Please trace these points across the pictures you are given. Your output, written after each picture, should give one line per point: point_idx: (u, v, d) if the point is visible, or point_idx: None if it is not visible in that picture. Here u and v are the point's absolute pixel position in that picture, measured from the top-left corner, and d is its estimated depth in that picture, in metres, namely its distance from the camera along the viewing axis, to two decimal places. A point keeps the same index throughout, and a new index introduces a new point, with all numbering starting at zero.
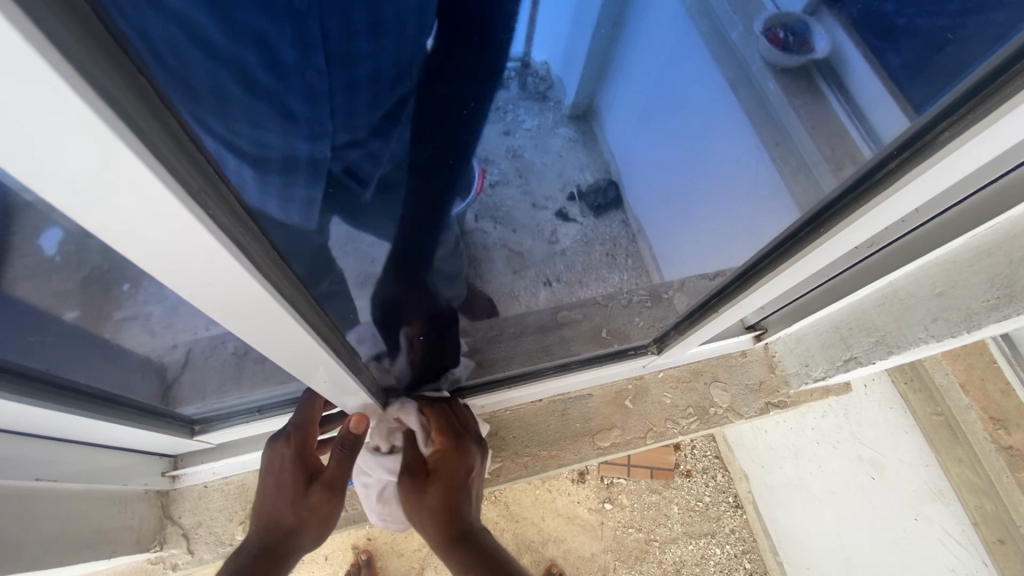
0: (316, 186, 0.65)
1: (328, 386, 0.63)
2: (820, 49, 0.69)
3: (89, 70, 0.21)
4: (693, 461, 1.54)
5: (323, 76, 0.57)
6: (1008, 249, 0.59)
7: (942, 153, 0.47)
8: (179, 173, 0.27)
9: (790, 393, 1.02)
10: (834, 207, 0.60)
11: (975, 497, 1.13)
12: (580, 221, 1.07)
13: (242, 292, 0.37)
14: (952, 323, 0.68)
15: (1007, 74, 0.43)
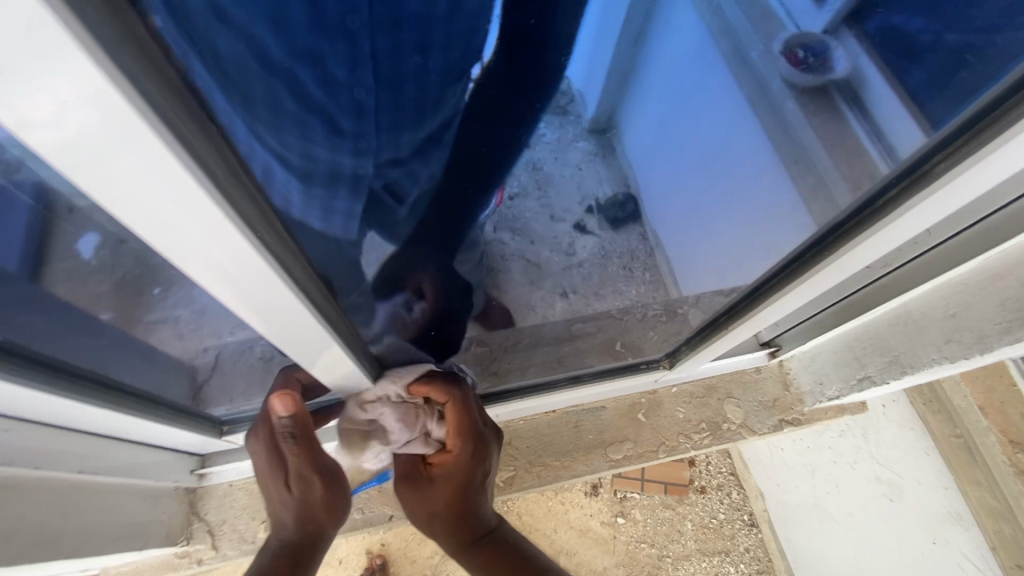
0: (356, 201, 0.67)
1: (337, 379, 0.65)
2: (840, 69, 0.72)
3: (162, 108, 0.24)
4: (708, 477, 1.52)
5: (370, 92, 0.59)
6: (1021, 273, 0.60)
7: (938, 185, 0.46)
8: (227, 195, 0.30)
9: (804, 411, 1.02)
10: (841, 228, 0.59)
11: (994, 521, 1.18)
12: (597, 233, 1.14)
13: (266, 296, 0.41)
14: (965, 344, 0.67)
15: (1001, 110, 0.41)
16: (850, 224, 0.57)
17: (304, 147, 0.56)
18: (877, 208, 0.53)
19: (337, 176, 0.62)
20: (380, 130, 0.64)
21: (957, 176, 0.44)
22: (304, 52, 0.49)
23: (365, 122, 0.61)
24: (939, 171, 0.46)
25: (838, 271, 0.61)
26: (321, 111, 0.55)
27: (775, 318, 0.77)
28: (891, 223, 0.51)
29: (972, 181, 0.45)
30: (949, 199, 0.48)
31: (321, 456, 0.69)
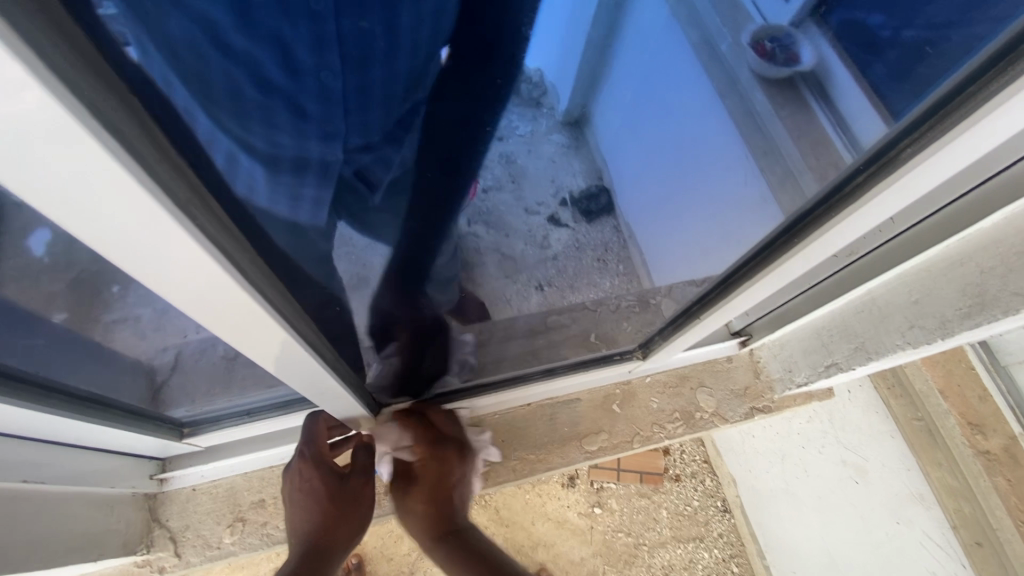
0: (325, 188, 0.66)
1: (305, 387, 0.62)
2: (807, 61, 0.70)
3: (81, 88, 0.22)
4: (682, 465, 1.57)
5: (335, 76, 0.55)
6: (979, 259, 0.61)
7: (906, 170, 0.46)
8: (162, 182, 0.27)
9: (774, 398, 1.04)
10: (808, 217, 0.59)
11: (954, 500, 1.12)
12: (570, 225, 1.14)
13: (221, 299, 0.36)
14: (928, 330, 0.68)
15: (960, 98, 0.41)
16: (819, 211, 0.57)
17: (271, 133, 0.55)
18: (844, 196, 0.53)
19: (306, 160, 0.61)
20: (348, 114, 0.60)
21: (925, 159, 0.44)
22: (267, 38, 0.47)
23: (333, 105, 0.57)
24: (907, 156, 0.46)
25: (808, 257, 0.61)
26: (284, 95, 0.53)
27: (744, 308, 0.78)
28: (857, 211, 0.51)
29: (942, 165, 0.45)
30: (918, 183, 0.48)
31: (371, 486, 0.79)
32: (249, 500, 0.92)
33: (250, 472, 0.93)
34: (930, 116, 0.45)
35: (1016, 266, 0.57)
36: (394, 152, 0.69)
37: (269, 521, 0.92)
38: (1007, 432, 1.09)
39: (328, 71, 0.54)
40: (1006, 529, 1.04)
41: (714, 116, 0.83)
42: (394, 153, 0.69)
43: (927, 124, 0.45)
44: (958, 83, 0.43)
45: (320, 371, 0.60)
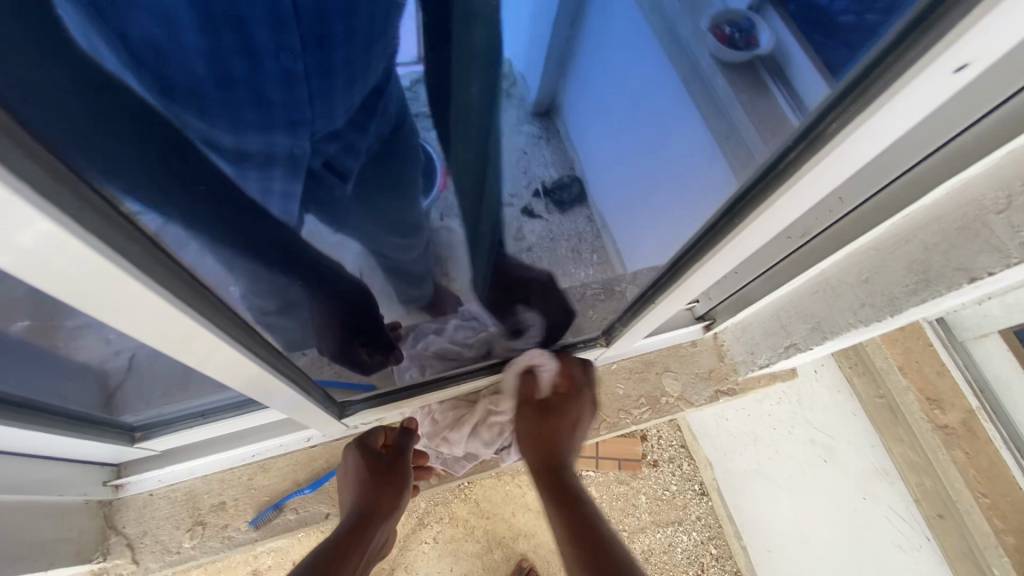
0: (295, 181, 0.58)
1: (246, 382, 0.63)
2: (763, 45, 0.66)
3: (32, 179, 0.29)
4: (659, 451, 1.58)
5: (296, 58, 0.45)
6: (924, 236, 0.61)
7: (833, 144, 0.45)
8: (98, 234, 0.33)
9: (739, 379, 1.05)
10: (746, 197, 0.60)
11: (916, 474, 1.08)
12: (547, 217, 1.02)
13: (164, 315, 0.43)
14: (878, 308, 0.69)
15: (874, 73, 0.41)
16: (758, 188, 0.57)
17: (231, 127, 0.48)
18: (779, 173, 0.53)
19: (271, 155, 0.53)
20: (314, 101, 0.49)
21: (846, 135, 0.44)
22: (221, 18, 0.40)
23: (297, 91, 0.47)
24: (832, 131, 0.45)
25: (749, 238, 0.62)
26: (248, 82, 0.45)
27: (698, 289, 0.79)
28: (790, 187, 0.52)
29: (865, 140, 0.44)
30: (846, 159, 0.47)
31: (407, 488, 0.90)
32: (209, 502, 0.91)
33: (207, 474, 0.90)
34: (848, 90, 0.44)
35: (958, 242, 0.58)
36: (360, 139, 0.57)
37: (229, 523, 0.91)
38: (964, 406, 1.05)
39: (290, 55, 0.44)
40: (965, 500, 1.01)
41: (683, 108, 0.81)
42: (359, 138, 0.58)
43: (847, 97, 0.43)
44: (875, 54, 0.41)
45: (259, 371, 0.62)
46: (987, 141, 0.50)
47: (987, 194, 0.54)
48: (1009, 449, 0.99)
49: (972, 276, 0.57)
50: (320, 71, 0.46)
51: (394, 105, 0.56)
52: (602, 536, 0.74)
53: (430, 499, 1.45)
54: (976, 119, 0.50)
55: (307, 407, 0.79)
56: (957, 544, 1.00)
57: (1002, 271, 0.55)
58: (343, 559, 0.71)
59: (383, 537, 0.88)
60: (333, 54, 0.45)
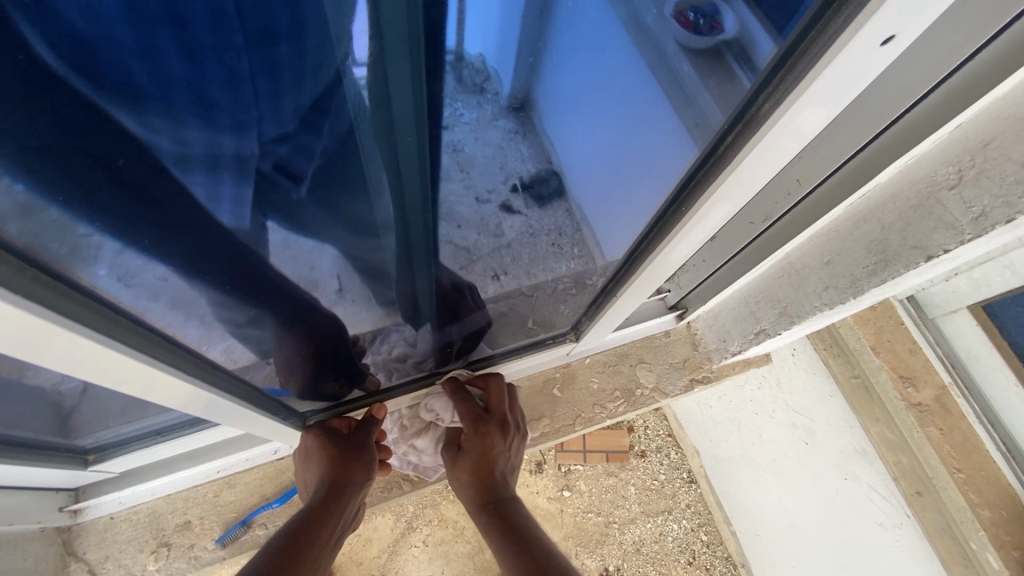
0: (245, 185, 0.53)
1: (185, 403, 0.60)
2: (729, 29, 0.51)
3: None
4: (647, 441, 1.59)
5: (241, 56, 0.41)
6: (880, 216, 0.60)
7: (771, 122, 0.44)
8: (1, 282, 0.35)
9: (713, 368, 1.04)
10: (690, 183, 0.59)
11: (893, 453, 1.07)
12: (523, 214, 0.88)
13: (94, 353, 0.44)
14: (840, 290, 0.67)
15: (801, 46, 0.40)
16: (697, 177, 0.57)
17: (173, 131, 0.44)
18: (718, 158, 0.53)
19: (219, 158, 0.49)
20: (259, 100, 0.46)
21: (785, 112, 0.43)
22: None
23: (242, 90, 0.44)
24: (766, 112, 0.45)
25: (695, 226, 0.62)
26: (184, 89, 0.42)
27: (659, 278, 0.78)
28: (732, 169, 0.51)
29: (801, 114, 0.43)
30: (781, 137, 0.47)
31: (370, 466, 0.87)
32: (173, 522, 0.89)
33: (169, 493, 0.89)
34: (770, 72, 0.44)
35: (913, 220, 0.57)
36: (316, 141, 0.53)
37: (196, 542, 0.89)
38: (937, 382, 1.04)
39: (234, 53, 0.40)
40: (941, 477, 0.99)
41: (658, 103, 0.64)
42: (315, 141, 0.53)
43: (775, 75, 0.43)
44: (797, 28, 0.40)
45: (203, 393, 0.60)
46: (940, 115, 0.49)
47: (938, 170, 0.54)
48: (983, 423, 1.00)
49: (929, 254, 0.56)
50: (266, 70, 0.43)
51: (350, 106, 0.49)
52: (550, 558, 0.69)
53: (418, 502, 1.44)
54: (919, 99, 0.50)
55: (264, 420, 0.77)
56: (935, 521, 1.00)
57: (957, 247, 0.53)
58: (315, 538, 0.72)
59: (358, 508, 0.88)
60: (279, 47, 0.42)
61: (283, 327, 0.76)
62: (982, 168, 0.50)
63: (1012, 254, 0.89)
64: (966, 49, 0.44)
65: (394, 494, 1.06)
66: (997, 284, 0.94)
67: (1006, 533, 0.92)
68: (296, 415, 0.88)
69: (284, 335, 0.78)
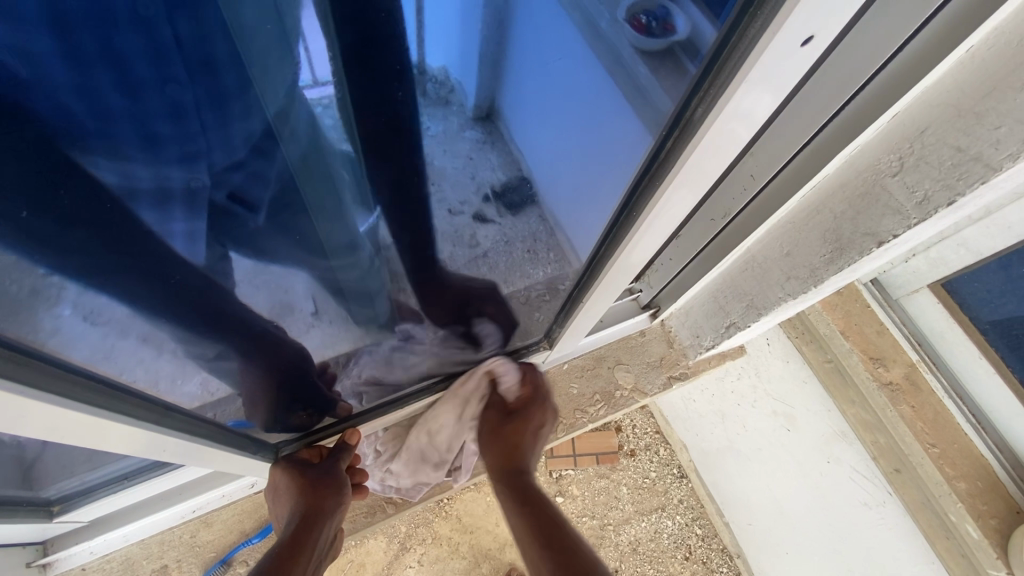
0: (199, 219, 0.51)
1: (138, 449, 0.59)
2: (681, 31, 0.50)
3: None
4: (635, 440, 1.57)
5: (184, 89, 0.39)
6: (832, 206, 0.61)
7: (707, 124, 0.46)
8: None
9: (689, 363, 1.05)
10: (639, 188, 0.62)
11: (870, 433, 1.09)
12: (497, 222, 0.85)
13: (29, 410, 0.44)
14: (801, 280, 0.69)
15: (726, 49, 0.41)
16: (645, 180, 0.59)
17: (116, 166, 0.42)
18: (665, 159, 0.55)
19: (169, 191, 0.47)
20: (208, 131, 0.44)
21: (719, 113, 0.45)
22: None
23: (189, 123, 0.42)
24: (700, 115, 0.47)
25: (651, 226, 0.63)
26: (127, 119, 0.39)
27: (623, 280, 0.79)
28: (677, 170, 0.53)
29: (733, 113, 0.45)
30: (722, 136, 0.48)
31: (341, 494, 0.87)
32: (148, 568, 0.86)
33: (144, 536, 0.86)
34: (702, 75, 0.45)
35: (862, 208, 0.58)
36: (269, 169, 0.50)
37: None
38: (906, 360, 1.06)
39: (177, 84, 0.39)
40: (916, 453, 1.01)
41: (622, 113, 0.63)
42: (268, 167, 0.50)
43: (703, 81, 0.45)
44: (721, 35, 0.42)
45: (157, 436, 0.60)
46: (875, 103, 0.51)
47: (881, 157, 0.55)
48: (951, 397, 1.03)
49: (880, 240, 0.57)
50: (213, 98, 0.41)
51: (305, 129, 0.47)
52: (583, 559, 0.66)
53: (410, 521, 1.42)
54: (855, 93, 0.51)
55: (231, 458, 0.75)
56: (915, 495, 1.03)
57: (905, 231, 0.55)
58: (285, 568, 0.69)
59: (331, 537, 0.87)
60: (223, 77, 0.40)
61: (251, 359, 0.74)
62: (921, 154, 0.51)
63: (965, 231, 0.92)
64: (894, 41, 0.46)
65: (378, 517, 1.06)
66: (953, 263, 0.97)
67: (981, 503, 0.95)
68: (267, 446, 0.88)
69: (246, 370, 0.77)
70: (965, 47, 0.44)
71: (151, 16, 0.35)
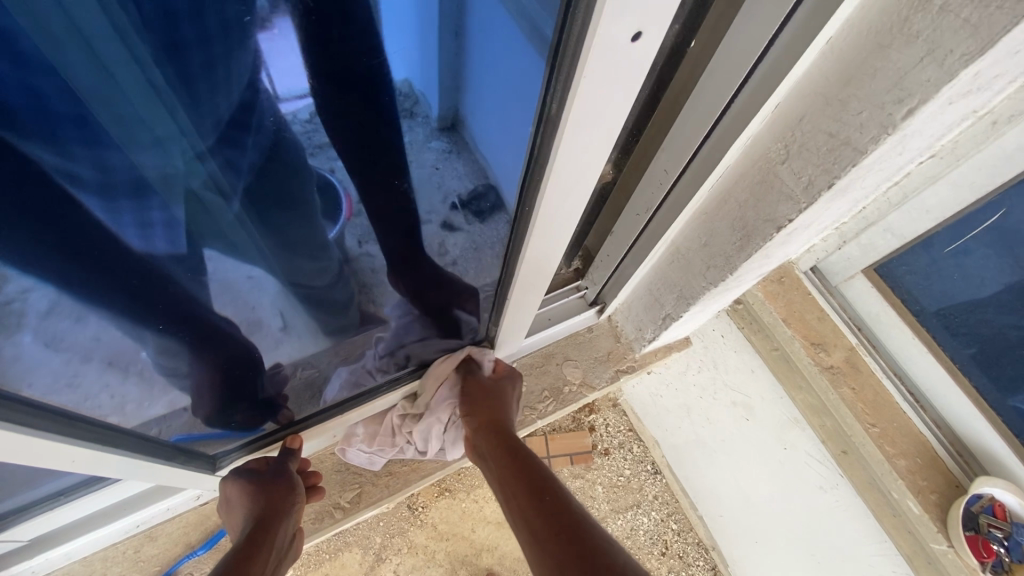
0: (175, 208, 0.49)
1: (79, 466, 0.59)
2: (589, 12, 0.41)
3: None
4: (608, 438, 1.46)
5: (155, 68, 0.38)
6: (736, 195, 0.64)
7: (565, 115, 0.49)
8: None
9: (635, 357, 1.09)
10: (528, 185, 0.63)
11: (817, 416, 1.13)
12: (464, 229, 0.75)
13: None
14: (719, 268, 0.72)
15: (562, 42, 0.44)
16: (529, 178, 0.61)
17: (93, 154, 0.41)
18: (539, 156, 0.57)
19: (146, 182, 0.46)
20: (178, 113, 0.42)
21: (572, 102, 0.47)
22: None
23: (160, 105, 0.40)
24: (556, 108, 0.49)
25: (557, 220, 0.66)
26: (100, 100, 0.38)
27: (546, 274, 0.81)
28: (554, 164, 0.55)
29: (588, 103, 0.48)
30: (585, 127, 0.51)
31: (293, 496, 0.88)
32: None
33: (89, 550, 0.86)
34: (549, 73, 0.48)
35: (760, 196, 0.61)
36: (241, 156, 0.48)
37: None
38: (845, 344, 1.10)
39: (146, 66, 0.38)
40: (858, 434, 1.04)
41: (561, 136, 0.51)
42: (240, 156, 0.48)
43: (551, 76, 0.47)
44: (552, 37, 0.44)
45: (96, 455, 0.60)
46: (752, 97, 0.53)
47: (771, 146, 0.57)
48: (890, 377, 1.06)
49: (778, 225, 0.60)
50: (181, 79, 0.40)
51: (272, 122, 0.46)
52: (580, 522, 0.68)
53: (386, 531, 1.40)
54: (739, 90, 0.54)
55: (172, 473, 0.76)
56: (862, 476, 1.06)
57: (798, 216, 0.57)
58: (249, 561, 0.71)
59: (292, 538, 0.88)
60: (188, 59, 0.38)
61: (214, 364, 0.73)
62: (801, 142, 0.54)
63: (889, 216, 0.96)
64: (764, 35, 0.49)
65: (326, 523, 1.07)
66: (882, 248, 1.01)
67: (922, 478, 0.98)
68: (206, 459, 0.87)
69: (211, 377, 0.75)
70: (824, 36, 0.45)
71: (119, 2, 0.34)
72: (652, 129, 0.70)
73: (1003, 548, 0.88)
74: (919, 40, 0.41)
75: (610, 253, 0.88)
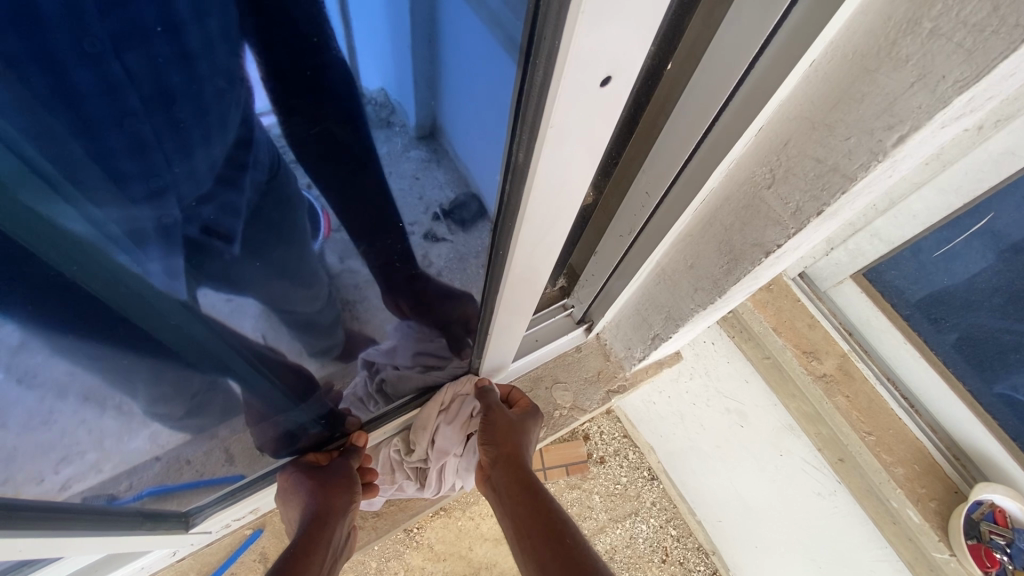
0: (175, 256, 0.44)
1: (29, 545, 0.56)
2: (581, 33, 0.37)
3: None
4: (604, 447, 1.50)
5: (143, 121, 0.33)
6: (721, 218, 0.62)
7: (534, 156, 0.46)
8: None
9: (626, 375, 1.07)
10: (501, 228, 0.60)
11: (812, 424, 1.11)
12: (448, 240, 0.65)
13: None
14: (707, 291, 0.69)
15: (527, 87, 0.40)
16: (501, 223, 0.59)
17: (84, 212, 0.35)
18: (509, 202, 0.54)
19: (143, 231, 0.40)
20: (174, 163, 0.37)
21: (542, 146, 0.44)
22: None
23: (152, 157, 0.35)
24: (523, 158, 0.47)
25: (535, 253, 0.63)
26: (89, 158, 0.33)
27: (526, 301, 0.78)
28: (525, 207, 0.53)
29: (555, 149, 0.46)
30: (554, 164, 0.49)
31: (350, 496, 0.87)
32: None
33: None
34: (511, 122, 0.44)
35: (746, 220, 0.58)
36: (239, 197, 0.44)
37: None
38: (837, 351, 1.08)
39: (137, 118, 0.33)
40: (854, 443, 1.02)
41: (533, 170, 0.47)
42: (240, 197, 0.44)
43: (517, 131, 0.44)
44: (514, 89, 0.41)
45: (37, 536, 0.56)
46: (736, 121, 0.51)
47: (755, 170, 0.55)
48: (882, 382, 1.05)
49: (767, 250, 0.57)
50: (173, 127, 0.35)
51: (268, 155, 0.42)
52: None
53: (381, 555, 1.35)
54: (717, 115, 0.52)
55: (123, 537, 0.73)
56: (860, 484, 1.05)
57: (786, 241, 0.55)
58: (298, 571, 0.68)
59: (345, 540, 0.86)
60: (177, 107, 0.34)
61: (213, 392, 0.68)
62: (786, 165, 0.51)
63: (875, 223, 0.94)
64: (742, 58, 0.46)
65: None
66: (870, 254, 0.99)
67: (920, 486, 0.97)
68: (178, 518, 0.86)
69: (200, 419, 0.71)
70: (807, 59, 0.43)
71: (97, 53, 0.29)
72: (631, 150, 0.67)
73: (1005, 556, 0.88)
74: (908, 64, 0.38)
75: (595, 274, 0.86)
